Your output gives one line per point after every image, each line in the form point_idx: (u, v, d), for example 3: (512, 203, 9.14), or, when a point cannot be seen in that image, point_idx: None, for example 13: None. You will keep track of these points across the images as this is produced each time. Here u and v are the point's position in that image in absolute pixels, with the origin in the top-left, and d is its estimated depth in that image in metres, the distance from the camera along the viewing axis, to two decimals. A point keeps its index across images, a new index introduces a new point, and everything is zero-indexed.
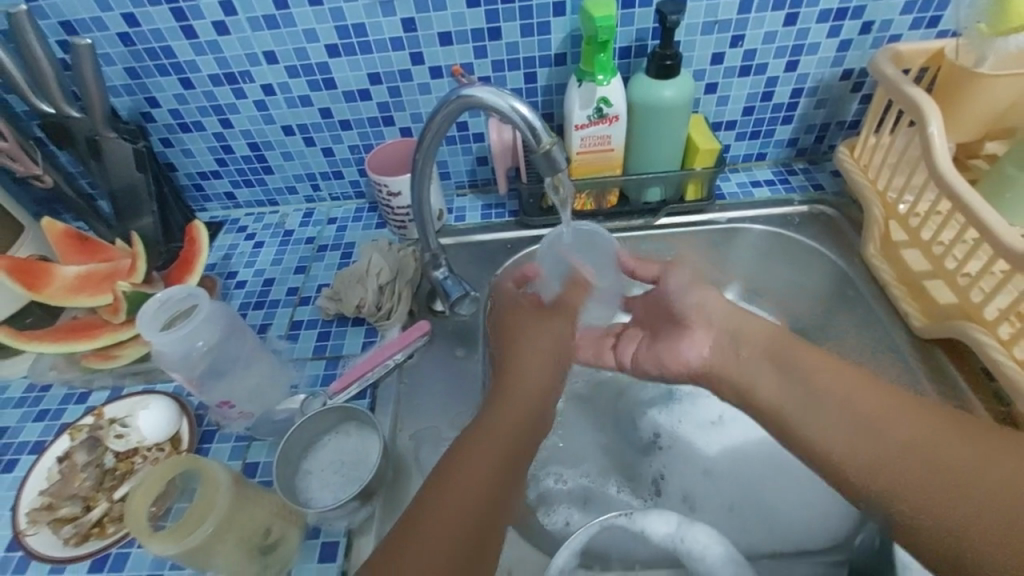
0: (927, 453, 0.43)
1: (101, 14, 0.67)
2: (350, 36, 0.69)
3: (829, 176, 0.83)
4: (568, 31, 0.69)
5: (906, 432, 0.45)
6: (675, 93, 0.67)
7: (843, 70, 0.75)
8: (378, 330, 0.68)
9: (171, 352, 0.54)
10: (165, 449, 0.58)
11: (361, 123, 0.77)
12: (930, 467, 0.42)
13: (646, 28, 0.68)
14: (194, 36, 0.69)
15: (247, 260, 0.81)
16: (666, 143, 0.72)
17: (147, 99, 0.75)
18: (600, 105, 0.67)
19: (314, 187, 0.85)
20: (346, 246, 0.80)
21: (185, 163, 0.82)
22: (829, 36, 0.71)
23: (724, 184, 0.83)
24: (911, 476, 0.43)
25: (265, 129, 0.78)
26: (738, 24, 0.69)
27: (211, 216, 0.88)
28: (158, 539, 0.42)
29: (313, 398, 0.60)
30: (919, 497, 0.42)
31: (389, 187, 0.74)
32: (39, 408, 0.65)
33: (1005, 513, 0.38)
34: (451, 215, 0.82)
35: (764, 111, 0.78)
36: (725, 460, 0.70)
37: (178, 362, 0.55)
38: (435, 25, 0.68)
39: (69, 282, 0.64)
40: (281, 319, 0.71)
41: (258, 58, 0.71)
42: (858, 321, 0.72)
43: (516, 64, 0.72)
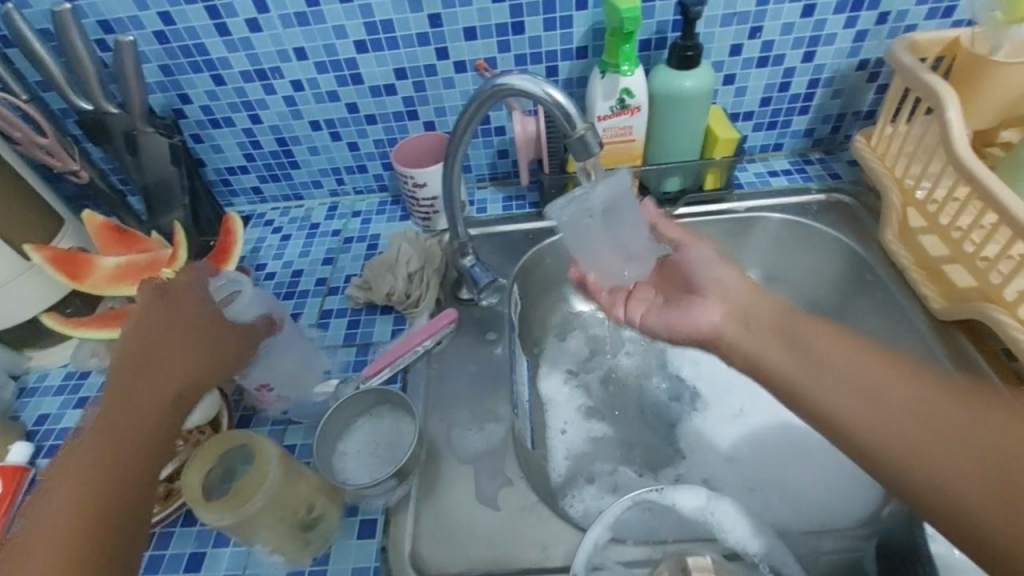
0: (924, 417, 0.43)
1: (138, 13, 0.69)
2: (378, 32, 0.71)
3: (845, 166, 0.84)
4: (590, 24, 0.70)
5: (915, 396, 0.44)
6: (695, 83, 0.69)
7: (859, 60, 0.76)
8: (406, 317, 0.70)
9: None
10: (206, 431, 0.60)
11: (386, 117, 0.79)
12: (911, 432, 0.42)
13: (667, 21, 0.70)
14: (227, 34, 0.71)
15: (276, 252, 0.83)
16: (685, 132, 0.74)
17: (180, 95, 0.77)
18: (623, 96, 0.68)
19: (339, 181, 0.87)
20: (371, 237, 0.82)
21: (214, 158, 0.84)
22: (845, 26, 0.72)
23: (741, 174, 0.84)
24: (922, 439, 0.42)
25: (292, 124, 0.80)
26: (756, 16, 0.71)
27: (238, 211, 0.90)
28: (213, 506, 0.44)
29: (346, 383, 0.62)
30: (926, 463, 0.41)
31: (414, 179, 0.76)
32: (81, 394, 0.67)
33: (1000, 488, 0.38)
34: (474, 207, 0.83)
35: (781, 102, 0.80)
36: (743, 446, 0.71)
37: None
38: (461, 20, 0.70)
39: (110, 271, 0.66)
40: (311, 308, 0.73)
41: (288, 55, 0.73)
42: (877, 306, 0.73)
43: (539, 57, 0.73)
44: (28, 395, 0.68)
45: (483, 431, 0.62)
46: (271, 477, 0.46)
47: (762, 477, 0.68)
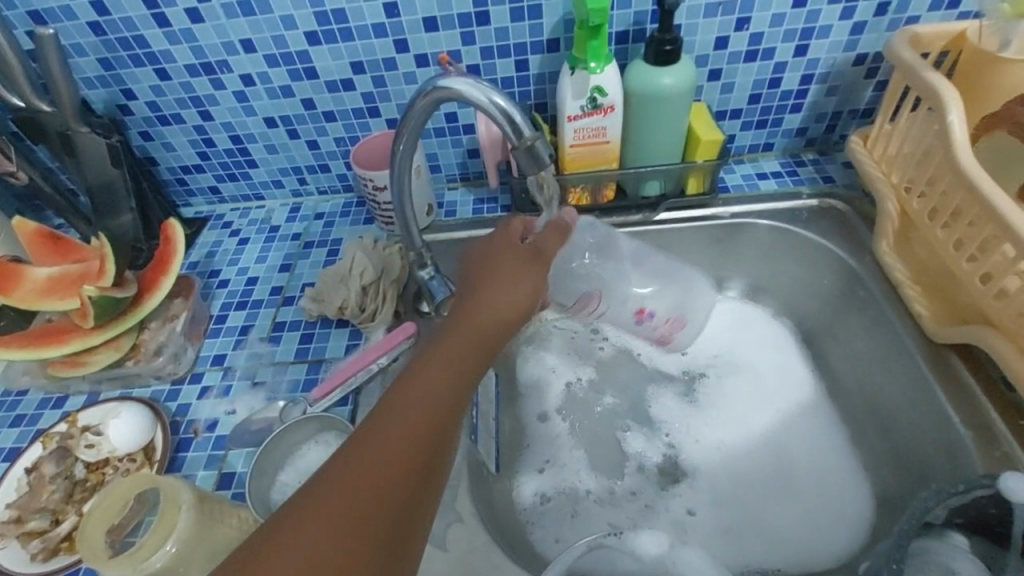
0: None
1: (69, 3, 0.64)
2: (330, 23, 0.65)
3: (840, 168, 0.78)
4: (561, 15, 0.64)
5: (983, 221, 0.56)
6: (675, 81, 0.63)
7: (856, 55, 0.70)
8: (362, 332, 0.65)
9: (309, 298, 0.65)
10: (137, 459, 0.56)
11: (346, 115, 0.74)
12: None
13: (644, 11, 0.64)
14: (167, 25, 0.65)
15: (231, 257, 0.78)
16: (665, 134, 0.68)
17: (123, 91, 0.72)
18: (594, 94, 0.63)
19: (300, 181, 0.82)
20: (333, 243, 0.77)
21: (166, 157, 0.79)
22: (842, 18, 0.66)
23: (728, 176, 0.79)
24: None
25: (246, 121, 0.75)
26: (743, 6, 0.65)
27: (195, 212, 0.85)
28: (112, 562, 0.39)
29: (293, 405, 0.59)
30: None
31: (374, 182, 0.71)
32: (16, 413, 0.63)
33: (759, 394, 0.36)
34: (442, 210, 0.78)
35: (772, 99, 0.74)
36: (720, 474, 0.67)
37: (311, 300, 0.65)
38: (420, 10, 0.64)
39: (40, 285, 0.61)
40: (263, 320, 0.69)
41: (235, 47, 0.67)
42: (868, 322, 0.68)
43: (507, 51, 0.68)
44: None
45: None
46: (186, 527, 0.42)
47: (739, 507, 0.65)
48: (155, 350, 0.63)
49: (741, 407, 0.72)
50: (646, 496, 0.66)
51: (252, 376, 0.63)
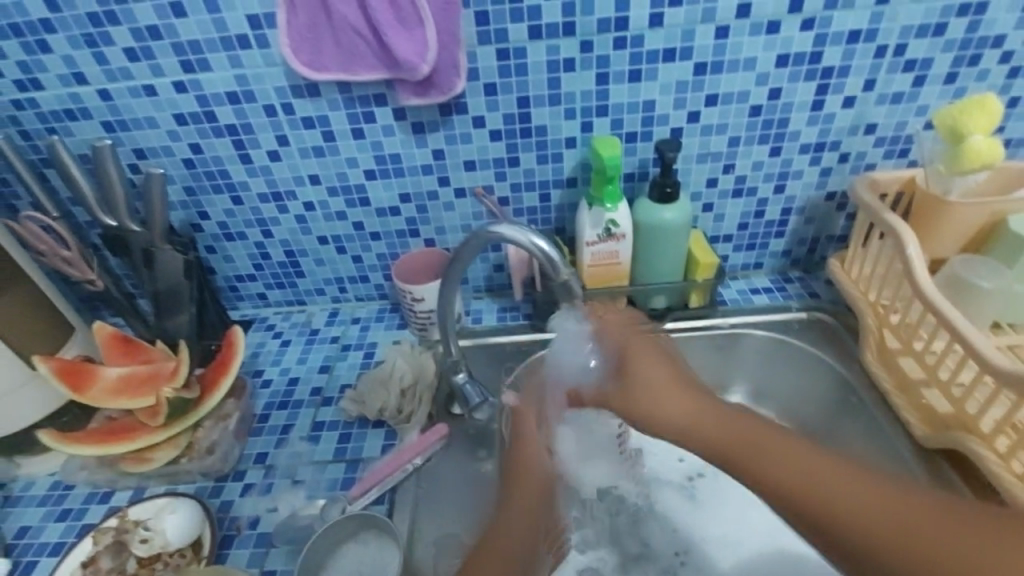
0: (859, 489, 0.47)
1: (170, 144, 0.76)
2: (386, 163, 0.78)
3: (823, 285, 0.88)
4: (578, 160, 0.78)
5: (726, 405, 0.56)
6: (675, 215, 0.75)
7: (826, 192, 0.83)
8: (397, 433, 0.71)
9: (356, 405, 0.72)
10: (186, 555, 0.59)
11: (390, 235, 0.85)
12: (862, 499, 0.46)
13: (647, 158, 0.78)
14: (249, 162, 0.78)
15: (274, 358, 0.85)
16: (668, 258, 0.79)
17: (200, 213, 0.83)
18: (608, 225, 0.74)
19: (341, 289, 0.91)
20: (369, 346, 0.85)
21: (225, 267, 0.88)
22: (810, 164, 0.80)
23: (724, 291, 0.89)
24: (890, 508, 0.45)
25: (301, 239, 0.85)
26: (728, 155, 0.78)
27: (242, 314, 0.93)
28: None
29: (334, 502, 0.62)
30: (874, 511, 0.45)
31: (413, 294, 0.80)
32: (63, 507, 0.67)
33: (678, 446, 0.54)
34: (469, 317, 0.86)
35: (757, 227, 0.86)
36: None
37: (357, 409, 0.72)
38: (462, 155, 0.78)
39: (112, 383, 0.68)
40: (304, 420, 0.74)
41: (303, 180, 0.80)
42: (864, 428, 0.74)
43: (532, 186, 0.80)
44: (10, 505, 0.68)
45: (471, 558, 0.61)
46: None
47: None
48: (207, 448, 0.68)
49: (751, 511, 0.75)
50: None
51: (293, 474, 0.67)
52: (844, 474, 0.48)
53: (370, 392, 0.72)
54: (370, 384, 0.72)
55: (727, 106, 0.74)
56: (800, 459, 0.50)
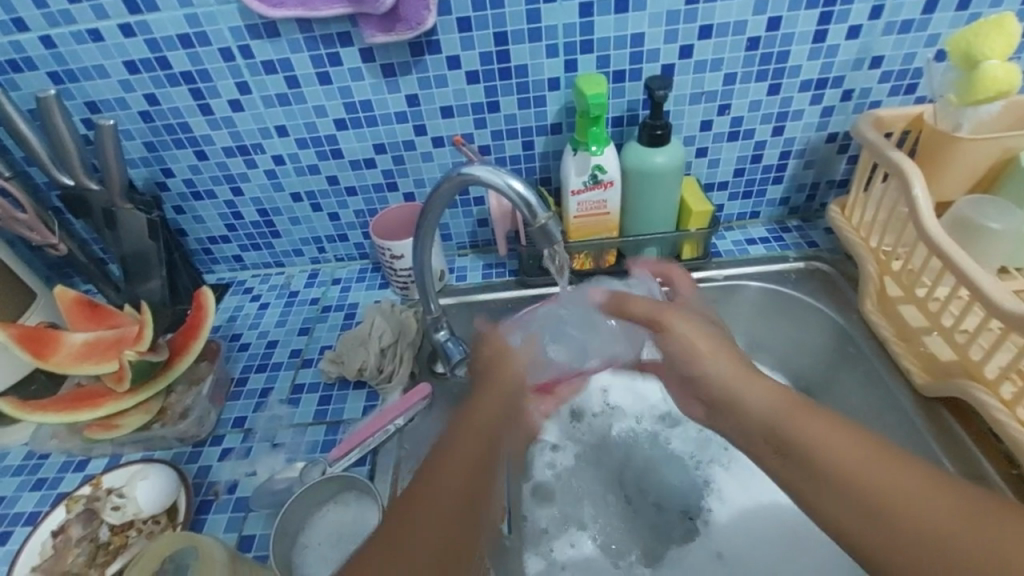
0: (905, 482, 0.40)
1: (124, 94, 0.71)
2: (357, 111, 0.73)
3: (823, 233, 0.85)
4: (562, 103, 0.73)
5: (709, 341, 0.53)
6: (666, 159, 0.70)
7: (828, 133, 0.78)
8: (379, 393, 0.68)
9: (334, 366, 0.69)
10: (161, 521, 0.58)
11: (366, 189, 0.80)
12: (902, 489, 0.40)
13: (637, 99, 0.72)
14: (210, 113, 0.73)
15: (252, 321, 0.81)
16: (659, 206, 0.75)
17: (163, 170, 0.78)
18: (595, 171, 0.70)
19: (320, 250, 0.87)
20: (350, 306, 0.82)
21: (196, 228, 0.84)
22: (811, 103, 0.75)
23: (719, 242, 0.85)
24: (947, 513, 0.38)
25: (274, 195, 0.81)
26: (724, 94, 0.73)
27: (218, 278, 0.90)
28: None
29: (312, 465, 0.60)
30: (902, 504, 0.39)
31: (392, 251, 0.76)
32: (37, 476, 0.65)
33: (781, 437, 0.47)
34: (453, 275, 0.83)
35: (755, 172, 0.81)
36: (731, 537, 0.69)
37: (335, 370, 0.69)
38: (437, 100, 0.72)
39: (77, 350, 0.66)
40: (283, 382, 0.71)
41: (270, 132, 0.75)
42: (861, 378, 0.72)
43: (514, 133, 0.75)
44: None
45: None
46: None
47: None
48: (181, 413, 0.65)
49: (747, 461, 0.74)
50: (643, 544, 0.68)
51: (272, 437, 0.65)
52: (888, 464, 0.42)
53: (347, 353, 0.69)
54: (346, 344, 0.70)
55: (722, 39, 0.69)
56: (880, 470, 0.42)
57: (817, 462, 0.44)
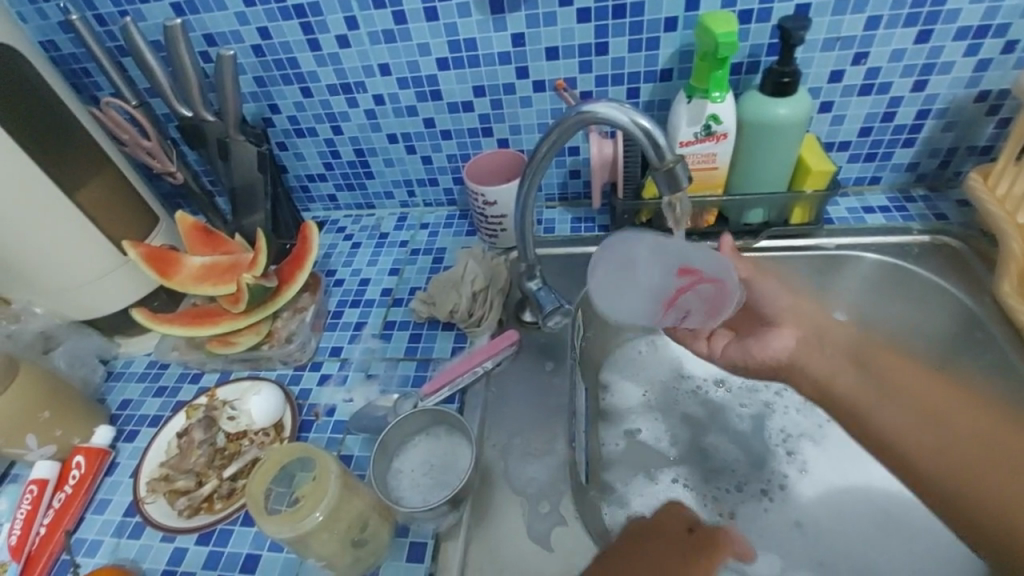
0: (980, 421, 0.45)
1: (239, 28, 0.73)
2: (460, 50, 0.71)
3: (954, 206, 0.76)
4: (677, 46, 0.68)
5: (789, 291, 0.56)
6: (790, 111, 0.64)
7: (979, 91, 0.68)
8: (467, 336, 0.69)
9: (427, 308, 0.71)
10: (269, 434, 0.63)
11: (461, 133, 0.79)
12: (973, 425, 0.44)
13: (761, 44, 0.66)
14: (318, 49, 0.74)
15: (345, 259, 0.84)
16: (774, 164, 0.69)
17: (270, 105, 0.80)
18: (709, 122, 0.65)
19: (409, 193, 0.88)
20: (437, 251, 0.82)
21: (296, 166, 0.87)
22: (965, 54, 0.66)
23: (832, 209, 0.78)
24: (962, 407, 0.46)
25: (371, 136, 0.82)
26: (863, 41, 0.66)
27: (313, 216, 0.93)
28: (276, 517, 0.46)
29: (406, 398, 0.62)
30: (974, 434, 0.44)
31: (485, 197, 0.75)
32: (159, 383, 0.72)
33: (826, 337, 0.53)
34: (541, 226, 0.82)
35: (883, 133, 0.73)
36: (818, 517, 0.66)
37: (427, 312, 0.71)
38: (544, 40, 0.69)
39: (196, 272, 0.70)
40: (376, 318, 0.74)
41: (373, 70, 0.75)
42: (986, 366, 0.66)
43: (620, 79, 0.72)
44: (114, 379, 0.74)
45: (537, 463, 0.60)
46: (331, 484, 0.48)
47: (832, 549, 0.64)
48: (286, 337, 0.69)
49: (839, 440, 0.70)
50: (724, 505, 0.67)
51: (366, 368, 0.68)
52: (975, 406, 0.46)
53: (437, 296, 0.70)
54: (438, 286, 0.70)
55: None
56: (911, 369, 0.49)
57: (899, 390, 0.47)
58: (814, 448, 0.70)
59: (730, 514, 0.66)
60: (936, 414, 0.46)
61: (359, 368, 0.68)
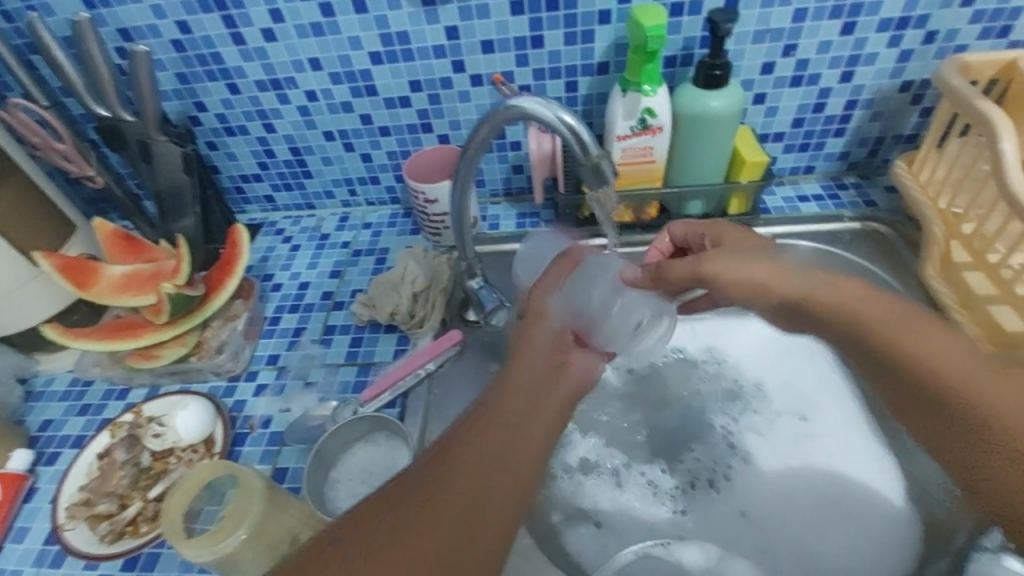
0: (968, 363, 0.42)
1: (155, 22, 0.69)
2: (393, 44, 0.69)
3: (883, 193, 0.79)
4: (612, 40, 0.67)
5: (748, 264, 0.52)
6: (722, 104, 0.65)
7: (902, 81, 0.71)
8: (410, 338, 0.68)
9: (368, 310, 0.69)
10: (199, 450, 0.60)
11: (400, 130, 0.77)
12: (960, 366, 0.42)
13: (694, 37, 0.67)
14: (242, 43, 0.70)
15: (284, 263, 0.81)
16: (710, 156, 0.70)
17: (196, 103, 0.76)
18: (644, 116, 0.65)
19: (351, 192, 0.85)
20: (380, 251, 0.80)
21: (228, 166, 0.83)
22: (888, 45, 0.68)
23: (769, 198, 0.80)
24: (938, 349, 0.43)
25: (306, 134, 0.79)
26: (791, 33, 0.67)
27: (250, 218, 0.89)
28: (195, 540, 0.44)
29: (345, 406, 0.61)
30: (958, 376, 0.42)
31: (425, 194, 0.73)
32: (83, 402, 0.68)
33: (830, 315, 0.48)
34: (486, 223, 0.80)
35: (815, 123, 0.75)
36: (762, 503, 0.67)
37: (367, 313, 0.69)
38: (478, 33, 0.68)
39: (115, 282, 0.67)
40: (315, 323, 0.71)
41: (303, 65, 0.72)
42: None
43: (558, 72, 0.71)
44: (34, 399, 0.69)
45: None
46: (256, 502, 0.46)
47: (775, 534, 0.65)
48: (217, 347, 0.67)
49: (779, 426, 0.72)
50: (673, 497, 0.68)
51: (304, 376, 0.66)
52: (949, 344, 0.44)
53: (377, 298, 0.69)
54: (378, 287, 0.69)
55: None
56: (891, 318, 0.46)
57: (900, 353, 0.45)
58: (758, 437, 0.71)
59: (682, 509, 0.67)
60: (909, 368, 0.44)
61: (297, 377, 0.66)
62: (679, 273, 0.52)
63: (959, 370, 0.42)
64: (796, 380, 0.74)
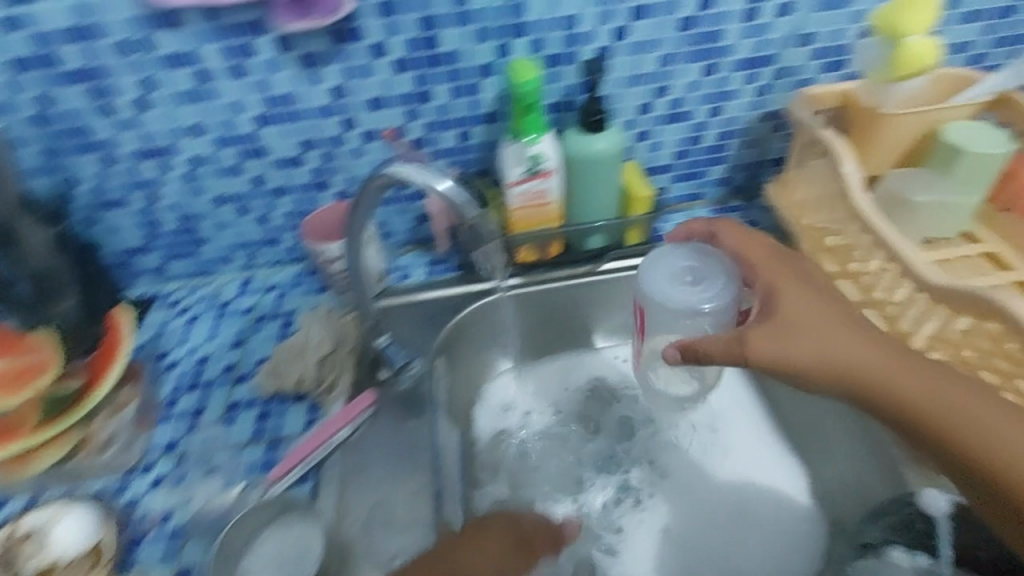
0: (945, 396, 0.51)
1: (11, 97, 0.64)
2: (277, 106, 0.68)
3: (762, 213, 0.86)
4: (497, 91, 0.70)
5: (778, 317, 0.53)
6: (607, 145, 0.69)
7: (763, 113, 0.78)
8: (320, 406, 0.65)
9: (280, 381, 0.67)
10: (86, 562, 0.55)
11: (295, 189, 0.76)
12: (948, 403, 0.50)
13: (573, 84, 0.70)
14: (114, 114, 0.67)
15: (180, 337, 0.76)
16: (602, 193, 0.74)
17: (68, 178, 0.71)
18: (533, 161, 0.68)
19: (251, 255, 0.82)
20: (286, 314, 0.77)
21: (111, 240, 0.77)
22: (746, 83, 0.74)
23: (664, 226, 0.85)
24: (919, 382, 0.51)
25: (195, 200, 0.75)
26: (660, 76, 0.72)
27: (142, 291, 0.83)
28: None
29: (250, 490, 0.59)
30: (944, 410, 0.50)
31: (326, 254, 0.72)
32: None
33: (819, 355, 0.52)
34: (395, 274, 0.80)
35: (695, 154, 0.81)
36: (684, 519, 0.69)
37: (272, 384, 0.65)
38: (364, 91, 0.68)
39: None
40: (217, 401, 0.67)
41: (184, 132, 0.69)
42: None
43: (449, 124, 0.72)
44: None
45: None
46: None
47: (699, 549, 0.68)
48: (103, 443, 0.63)
49: (696, 439, 0.74)
50: (602, 525, 0.69)
51: (206, 461, 0.62)
52: (924, 375, 0.51)
53: (281, 368, 0.66)
54: (282, 356, 0.66)
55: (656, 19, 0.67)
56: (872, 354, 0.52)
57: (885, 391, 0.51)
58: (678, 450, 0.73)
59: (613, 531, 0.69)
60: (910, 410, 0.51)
61: (198, 463, 0.61)
62: (718, 350, 0.53)
63: (950, 408, 0.50)
64: (708, 392, 0.77)
